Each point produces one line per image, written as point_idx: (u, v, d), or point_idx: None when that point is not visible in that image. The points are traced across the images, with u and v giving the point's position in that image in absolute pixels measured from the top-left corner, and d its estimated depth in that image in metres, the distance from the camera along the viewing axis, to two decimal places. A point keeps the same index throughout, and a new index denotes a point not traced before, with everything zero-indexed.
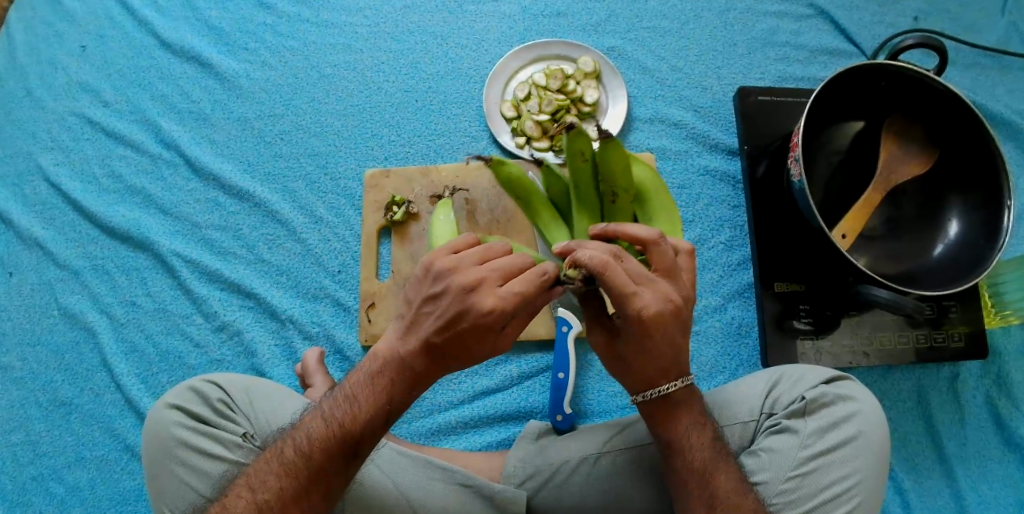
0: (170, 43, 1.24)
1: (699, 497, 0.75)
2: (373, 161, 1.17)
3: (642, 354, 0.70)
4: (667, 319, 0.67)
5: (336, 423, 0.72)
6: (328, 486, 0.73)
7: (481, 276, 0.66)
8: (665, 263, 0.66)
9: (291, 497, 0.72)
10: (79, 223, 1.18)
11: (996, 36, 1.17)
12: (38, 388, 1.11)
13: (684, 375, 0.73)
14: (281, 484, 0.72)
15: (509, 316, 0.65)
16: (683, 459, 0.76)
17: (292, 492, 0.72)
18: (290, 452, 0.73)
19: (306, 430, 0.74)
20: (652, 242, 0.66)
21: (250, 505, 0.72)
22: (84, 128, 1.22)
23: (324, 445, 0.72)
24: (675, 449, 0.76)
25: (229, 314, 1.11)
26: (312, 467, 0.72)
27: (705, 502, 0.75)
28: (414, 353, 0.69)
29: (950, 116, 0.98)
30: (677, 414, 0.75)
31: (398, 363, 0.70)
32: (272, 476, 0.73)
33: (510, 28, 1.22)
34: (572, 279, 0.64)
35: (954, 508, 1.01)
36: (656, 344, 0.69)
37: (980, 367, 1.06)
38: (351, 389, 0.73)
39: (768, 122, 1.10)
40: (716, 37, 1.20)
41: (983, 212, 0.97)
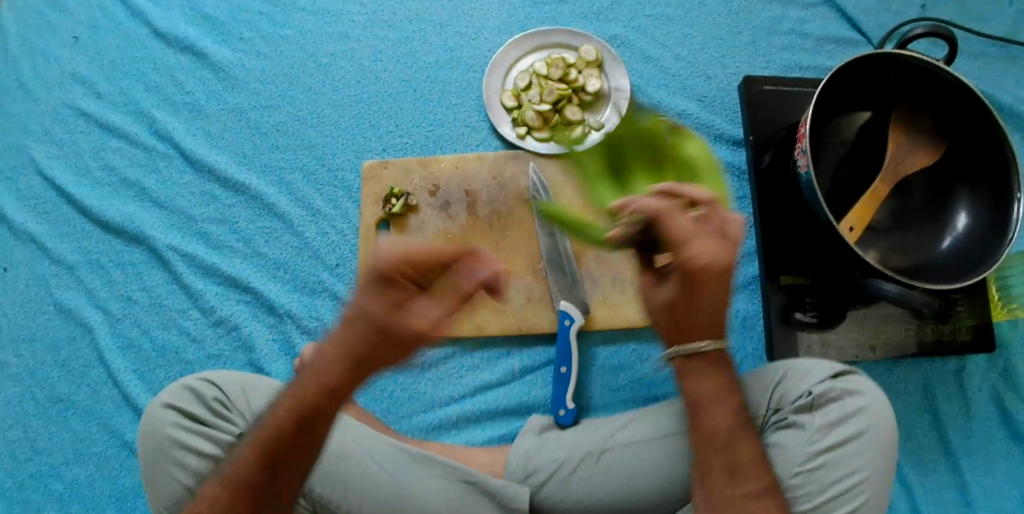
0: (164, 33, 1.21)
1: (717, 462, 0.73)
2: (371, 152, 1.15)
3: (679, 315, 0.71)
4: (700, 277, 0.68)
5: (262, 434, 0.69)
6: (264, 495, 0.70)
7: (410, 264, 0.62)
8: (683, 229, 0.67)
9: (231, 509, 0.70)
10: (74, 217, 1.15)
11: (1004, 25, 1.15)
12: (35, 384, 1.09)
13: (707, 341, 0.72)
14: (218, 495, 0.71)
15: (404, 268, 0.61)
16: (700, 423, 0.74)
17: (228, 503, 0.70)
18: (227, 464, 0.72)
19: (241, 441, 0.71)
20: (665, 209, 0.68)
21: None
22: (78, 121, 1.20)
23: (254, 455, 0.69)
24: (699, 409, 0.74)
25: (226, 309, 1.09)
26: (244, 478, 0.70)
27: (726, 469, 0.72)
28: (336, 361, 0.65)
29: (959, 107, 0.96)
30: (695, 377, 0.74)
31: (316, 370, 0.66)
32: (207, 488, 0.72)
33: (510, 17, 1.19)
34: (630, 222, 0.71)
35: (959, 502, 1.00)
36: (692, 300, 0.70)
37: (986, 361, 1.05)
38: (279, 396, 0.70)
39: (773, 112, 1.08)
40: (721, 26, 1.18)
41: (991, 204, 0.95)
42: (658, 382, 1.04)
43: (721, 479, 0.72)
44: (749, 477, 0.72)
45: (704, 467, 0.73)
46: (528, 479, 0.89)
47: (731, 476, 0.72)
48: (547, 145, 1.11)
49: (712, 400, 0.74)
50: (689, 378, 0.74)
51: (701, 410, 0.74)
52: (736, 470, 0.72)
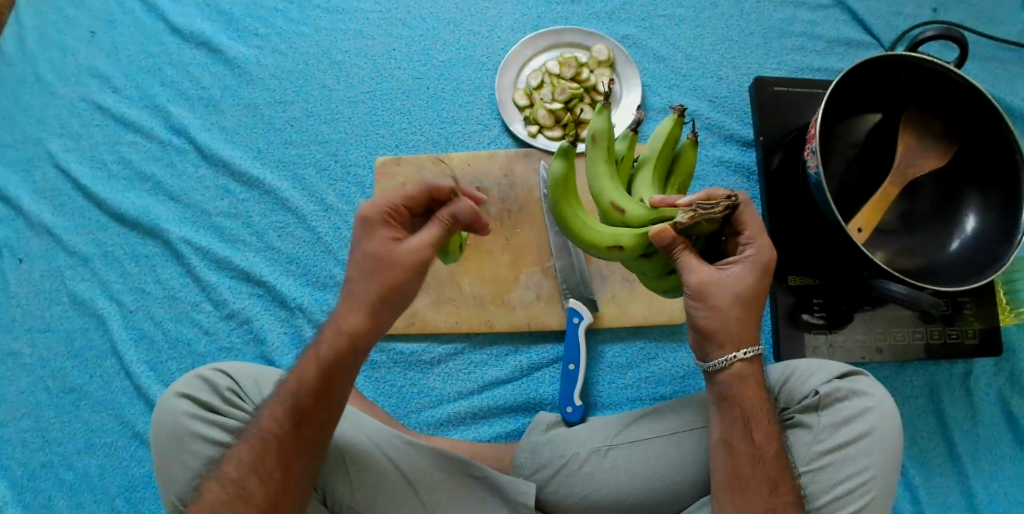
0: (180, 28, 1.23)
1: (762, 475, 0.75)
2: (384, 149, 1.16)
3: (746, 315, 0.73)
4: (764, 275, 0.73)
5: (285, 395, 0.76)
6: (288, 453, 0.75)
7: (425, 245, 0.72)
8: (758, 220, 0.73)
9: (255, 470, 0.74)
10: (89, 209, 1.17)
11: (1017, 29, 1.15)
12: (48, 374, 1.11)
13: (754, 346, 0.75)
14: (244, 456, 0.75)
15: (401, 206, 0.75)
16: (750, 435, 0.75)
17: (254, 464, 0.74)
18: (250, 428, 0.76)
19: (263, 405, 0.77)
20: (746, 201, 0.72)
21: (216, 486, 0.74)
22: (94, 115, 1.21)
23: (279, 415, 0.75)
24: (750, 423, 0.75)
25: (239, 302, 1.10)
26: (268, 438, 0.75)
27: (770, 483, 0.74)
28: (361, 329, 0.74)
29: (969, 109, 0.97)
30: (744, 387, 0.75)
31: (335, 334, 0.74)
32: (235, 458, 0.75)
33: (523, 16, 1.20)
34: (717, 205, 0.66)
35: (965, 505, 1.00)
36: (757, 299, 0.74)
37: (993, 365, 1.05)
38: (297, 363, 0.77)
39: (784, 113, 1.09)
40: (733, 27, 1.19)
41: (1001, 207, 0.96)
42: (666, 381, 1.04)
43: (763, 491, 0.74)
44: (787, 489, 0.75)
45: (744, 477, 0.75)
46: (534, 475, 0.90)
47: (772, 488, 0.74)
48: (558, 143, 1.12)
49: (761, 416, 0.76)
50: (738, 388, 0.75)
51: (751, 422, 0.75)
52: (779, 482, 0.75)
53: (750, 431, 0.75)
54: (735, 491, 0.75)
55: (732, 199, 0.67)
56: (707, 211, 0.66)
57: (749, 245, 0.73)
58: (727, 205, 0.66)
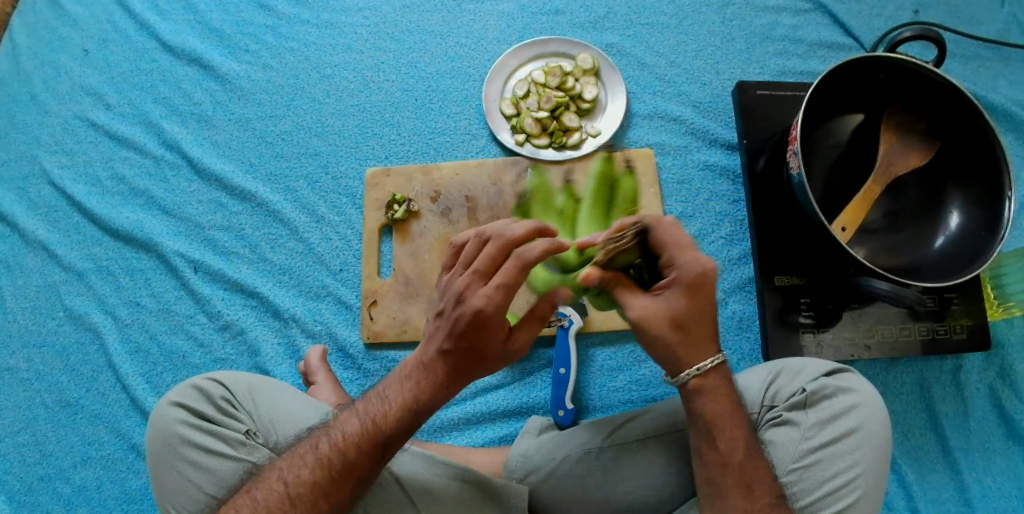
0: (172, 46, 1.25)
1: (734, 479, 0.75)
2: (374, 160, 1.17)
3: (696, 330, 0.73)
4: (693, 295, 0.71)
5: (367, 421, 0.75)
6: (359, 483, 0.75)
7: (466, 283, 0.70)
8: (677, 237, 0.71)
9: (320, 496, 0.74)
10: (84, 225, 1.19)
11: (997, 28, 1.17)
12: (44, 389, 1.12)
13: (705, 363, 0.74)
14: (315, 479, 0.74)
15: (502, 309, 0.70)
16: (714, 441, 0.76)
17: (324, 489, 0.74)
18: (324, 448, 0.75)
19: (341, 426, 0.76)
20: (656, 222, 0.71)
21: (282, 497, 0.74)
22: (88, 132, 1.23)
23: (358, 442, 0.74)
24: (715, 428, 0.76)
25: (232, 314, 1.12)
26: (347, 465, 0.74)
27: (743, 486, 0.75)
28: (433, 365, 0.74)
29: (950, 108, 0.98)
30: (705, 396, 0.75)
31: (427, 370, 0.74)
32: (305, 471, 0.75)
33: (509, 26, 1.22)
34: (620, 235, 0.70)
35: (959, 501, 1.01)
36: (696, 313, 0.72)
37: (983, 359, 1.06)
38: (384, 392, 0.77)
39: (767, 115, 1.10)
40: (715, 33, 1.20)
41: (983, 203, 0.97)
42: (656, 383, 1.05)
43: (739, 495, 0.75)
44: (763, 491, 0.75)
45: (716, 482, 0.76)
46: (526, 478, 0.90)
47: (746, 491, 0.75)
48: (545, 151, 1.13)
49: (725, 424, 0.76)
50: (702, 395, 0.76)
51: (715, 426, 0.76)
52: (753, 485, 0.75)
53: (714, 439, 0.76)
54: (713, 495, 0.76)
55: (636, 227, 0.70)
56: (612, 242, 0.70)
57: (673, 266, 0.71)
58: (633, 233, 0.70)
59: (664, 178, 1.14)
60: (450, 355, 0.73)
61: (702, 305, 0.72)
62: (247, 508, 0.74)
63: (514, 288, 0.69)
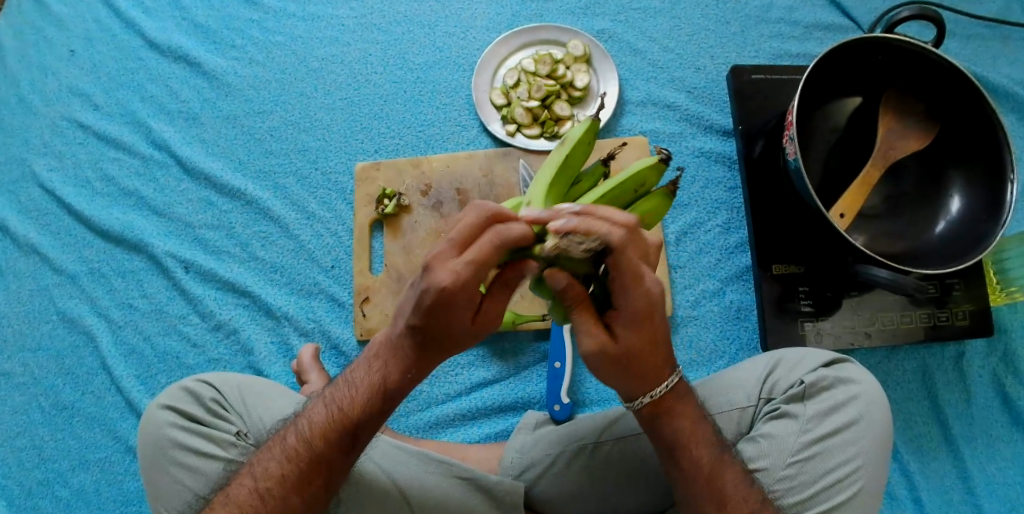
0: (158, 43, 1.23)
1: (705, 493, 0.74)
2: (364, 155, 1.16)
3: (654, 355, 0.69)
4: (650, 319, 0.67)
5: (332, 410, 0.73)
6: (331, 474, 0.74)
7: (436, 253, 0.64)
8: (632, 264, 0.63)
9: (290, 489, 0.73)
10: (74, 227, 1.17)
11: (997, 6, 1.14)
12: (41, 393, 1.11)
13: (660, 387, 0.72)
14: (282, 472, 0.73)
15: (467, 291, 0.63)
16: (675, 460, 0.74)
17: (292, 482, 0.73)
18: (292, 439, 0.74)
19: (308, 417, 0.75)
20: (620, 243, 0.61)
21: (251, 492, 0.73)
22: (76, 133, 1.21)
23: (324, 432, 0.73)
24: (676, 449, 0.74)
25: (225, 313, 1.10)
26: (314, 457, 0.73)
27: (715, 501, 0.73)
28: (404, 343, 0.70)
29: (949, 90, 0.96)
30: (671, 417, 0.73)
31: (392, 350, 0.71)
32: (273, 464, 0.74)
33: (498, 15, 1.20)
34: (586, 240, 0.60)
35: (962, 489, 0.99)
36: (647, 342, 0.68)
37: (985, 345, 1.04)
38: (352, 377, 0.75)
39: (763, 100, 1.08)
40: (709, 16, 1.18)
41: (985, 186, 0.95)
42: None
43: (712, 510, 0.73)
44: (739, 503, 0.73)
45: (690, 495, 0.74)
46: (523, 475, 0.90)
47: (719, 505, 0.73)
48: (536, 141, 1.11)
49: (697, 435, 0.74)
50: (671, 412, 0.73)
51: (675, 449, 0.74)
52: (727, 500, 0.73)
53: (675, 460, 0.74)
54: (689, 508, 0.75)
55: (605, 239, 0.60)
56: (572, 242, 0.60)
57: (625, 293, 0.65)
58: (599, 244, 0.60)
59: None
60: (416, 333, 0.68)
61: (651, 332, 0.68)
62: (220, 506, 0.74)
63: (483, 264, 0.63)
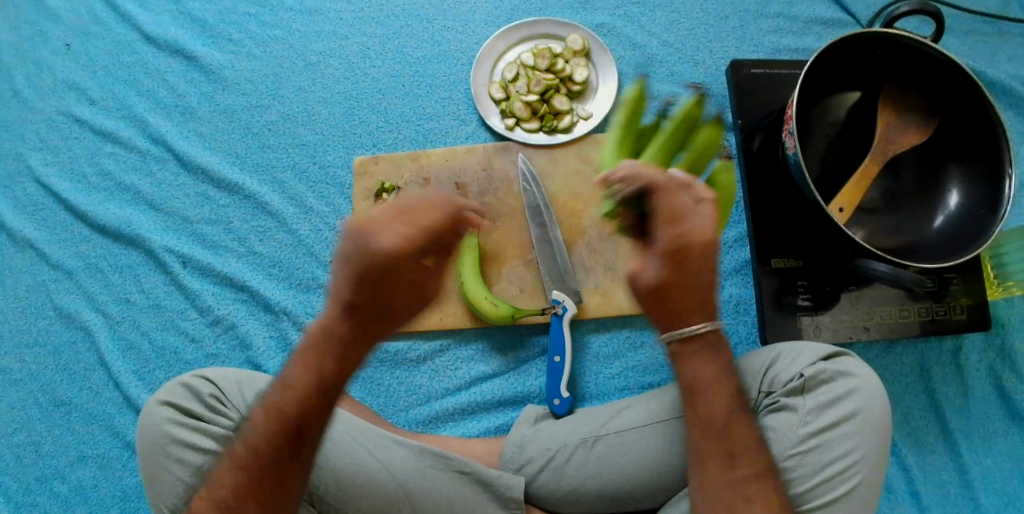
0: (154, 37, 1.22)
1: (716, 446, 0.72)
2: (362, 149, 1.15)
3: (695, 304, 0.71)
4: (680, 265, 0.69)
5: (275, 420, 0.71)
6: (286, 471, 0.71)
7: (373, 216, 0.62)
8: (673, 204, 0.68)
9: (244, 495, 0.71)
10: (70, 222, 1.17)
11: (995, 2, 1.14)
12: (37, 389, 1.11)
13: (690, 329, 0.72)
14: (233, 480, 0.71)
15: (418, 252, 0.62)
16: (694, 406, 0.74)
17: (245, 488, 0.71)
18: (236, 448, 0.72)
19: (252, 432, 0.72)
20: (661, 183, 0.69)
21: (209, 504, 0.72)
22: (72, 127, 1.21)
23: (270, 442, 0.71)
24: (697, 390, 0.73)
25: (223, 308, 1.10)
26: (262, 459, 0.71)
27: (725, 455, 0.72)
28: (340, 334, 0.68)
29: (948, 84, 0.96)
30: (692, 366, 0.73)
31: (324, 341, 0.69)
32: (224, 473, 0.72)
33: (497, 8, 1.19)
34: (623, 185, 0.71)
35: (959, 482, 1.00)
36: (679, 284, 0.69)
37: (983, 339, 1.05)
38: (289, 373, 0.72)
39: (761, 94, 1.08)
40: (708, 11, 1.18)
41: (983, 180, 0.95)
42: (653, 369, 1.04)
43: (721, 464, 0.72)
44: (749, 460, 0.72)
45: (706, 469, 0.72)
46: (522, 469, 0.90)
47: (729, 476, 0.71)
48: (535, 135, 1.11)
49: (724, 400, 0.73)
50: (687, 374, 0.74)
51: (698, 395, 0.73)
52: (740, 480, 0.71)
53: (695, 405, 0.74)
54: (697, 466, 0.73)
55: (641, 180, 0.70)
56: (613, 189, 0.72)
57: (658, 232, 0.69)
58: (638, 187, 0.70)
59: None
60: (352, 320, 0.66)
61: (685, 277, 0.69)
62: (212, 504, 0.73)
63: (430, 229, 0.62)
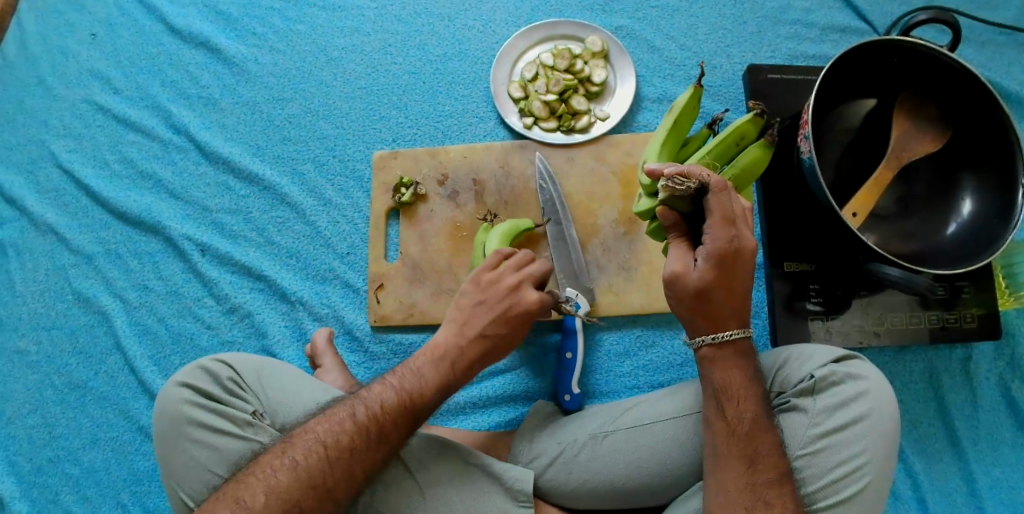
0: (179, 29, 1.24)
1: (737, 451, 0.76)
2: (381, 143, 1.17)
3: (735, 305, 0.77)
4: (726, 269, 0.75)
5: (402, 401, 0.79)
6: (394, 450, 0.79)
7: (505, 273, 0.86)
8: (726, 210, 0.73)
9: (356, 460, 0.77)
10: (91, 208, 1.19)
11: (1013, 13, 1.15)
12: (53, 371, 1.13)
13: (724, 332, 0.78)
14: (352, 444, 0.77)
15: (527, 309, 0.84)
16: (721, 410, 0.78)
17: (360, 455, 0.77)
18: (359, 416, 0.79)
19: (330, 433, 0.77)
20: (717, 188, 0.72)
21: (321, 457, 0.76)
22: (95, 115, 1.23)
23: (352, 449, 0.77)
24: (725, 396, 0.78)
25: (240, 297, 1.12)
26: (382, 434, 0.78)
27: (747, 460, 0.76)
28: (470, 345, 0.84)
29: (964, 93, 0.97)
30: (718, 368, 0.78)
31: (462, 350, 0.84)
32: (343, 435, 0.77)
33: (517, 9, 1.21)
34: (684, 183, 0.71)
35: (966, 491, 1.00)
36: (725, 286, 0.75)
37: (993, 348, 1.05)
38: (415, 367, 0.83)
39: (778, 100, 1.09)
40: (726, 16, 1.19)
41: (997, 189, 0.96)
42: (663, 368, 1.05)
43: (740, 467, 0.76)
44: (768, 465, 0.75)
45: (725, 466, 0.76)
46: (532, 462, 0.91)
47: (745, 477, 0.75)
48: (553, 135, 1.13)
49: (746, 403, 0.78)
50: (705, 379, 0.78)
51: (722, 398, 0.78)
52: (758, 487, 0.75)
53: (722, 410, 0.78)
54: (712, 468, 0.77)
55: (703, 181, 0.71)
56: (672, 185, 0.71)
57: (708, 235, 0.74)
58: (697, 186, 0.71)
59: None
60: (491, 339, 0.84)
61: (730, 280, 0.75)
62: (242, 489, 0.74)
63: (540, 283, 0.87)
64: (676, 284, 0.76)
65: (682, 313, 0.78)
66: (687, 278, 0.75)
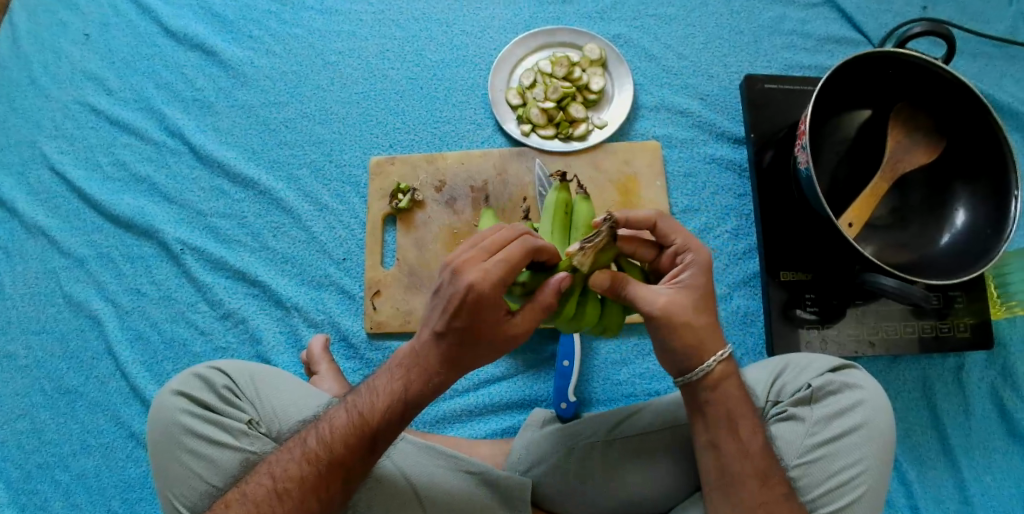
0: (174, 31, 1.23)
1: (750, 468, 0.75)
2: (378, 149, 1.16)
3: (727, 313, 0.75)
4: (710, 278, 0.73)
5: (352, 424, 0.74)
6: (350, 478, 0.74)
7: (466, 259, 0.68)
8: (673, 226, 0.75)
9: (309, 491, 0.73)
10: (84, 211, 1.17)
11: (1005, 26, 1.16)
12: (44, 376, 1.11)
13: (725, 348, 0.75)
14: (302, 474, 0.73)
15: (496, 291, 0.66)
16: (733, 428, 0.75)
17: (312, 484, 0.73)
18: (313, 442, 0.75)
19: (279, 463, 0.75)
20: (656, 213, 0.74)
21: (269, 491, 0.74)
22: (88, 117, 1.21)
23: (302, 478, 0.73)
24: (733, 414, 0.76)
25: (234, 302, 1.11)
26: (334, 459, 0.73)
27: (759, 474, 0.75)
28: (427, 348, 0.72)
29: (959, 105, 0.97)
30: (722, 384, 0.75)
31: (416, 359, 0.73)
32: (293, 465, 0.74)
33: (515, 16, 1.21)
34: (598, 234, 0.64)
35: (959, 499, 1.01)
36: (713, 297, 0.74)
37: (985, 357, 1.06)
38: (374, 384, 0.75)
39: (774, 109, 1.10)
40: (723, 25, 1.20)
41: (989, 201, 0.97)
42: (660, 377, 1.05)
43: (755, 484, 0.74)
44: (778, 480, 0.75)
45: (731, 475, 0.75)
46: (530, 470, 0.91)
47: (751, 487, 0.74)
48: (550, 142, 1.13)
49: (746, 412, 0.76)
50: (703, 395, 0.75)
51: (734, 419, 0.76)
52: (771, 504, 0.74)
53: (738, 430, 0.75)
54: (725, 489, 0.75)
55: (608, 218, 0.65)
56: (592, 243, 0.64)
57: (686, 251, 0.74)
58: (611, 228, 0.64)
59: (670, 171, 1.13)
60: (443, 343, 0.71)
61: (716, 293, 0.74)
62: (238, 503, 0.74)
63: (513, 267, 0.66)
64: (669, 309, 0.71)
65: (678, 346, 0.73)
66: (675, 303, 0.71)
